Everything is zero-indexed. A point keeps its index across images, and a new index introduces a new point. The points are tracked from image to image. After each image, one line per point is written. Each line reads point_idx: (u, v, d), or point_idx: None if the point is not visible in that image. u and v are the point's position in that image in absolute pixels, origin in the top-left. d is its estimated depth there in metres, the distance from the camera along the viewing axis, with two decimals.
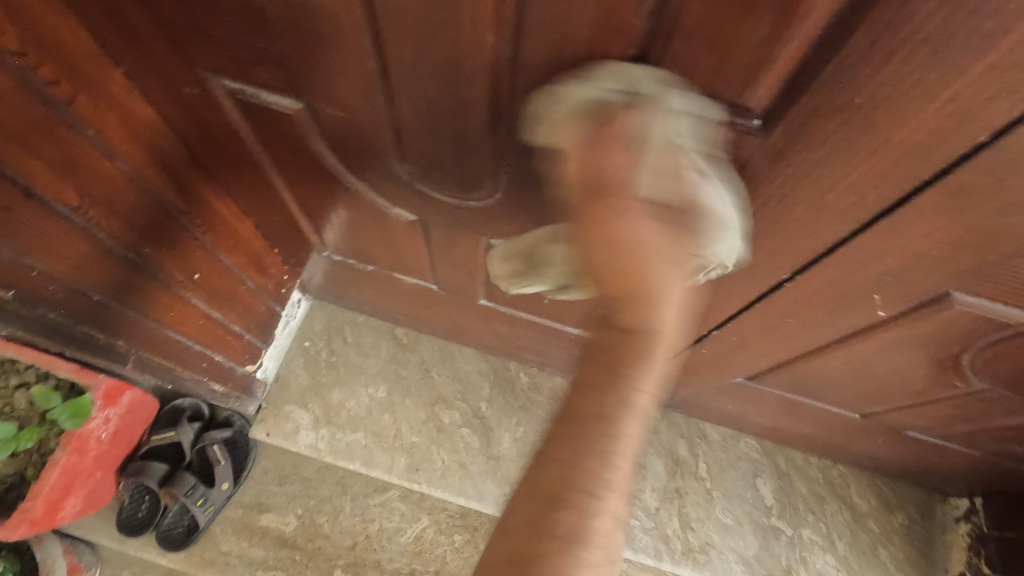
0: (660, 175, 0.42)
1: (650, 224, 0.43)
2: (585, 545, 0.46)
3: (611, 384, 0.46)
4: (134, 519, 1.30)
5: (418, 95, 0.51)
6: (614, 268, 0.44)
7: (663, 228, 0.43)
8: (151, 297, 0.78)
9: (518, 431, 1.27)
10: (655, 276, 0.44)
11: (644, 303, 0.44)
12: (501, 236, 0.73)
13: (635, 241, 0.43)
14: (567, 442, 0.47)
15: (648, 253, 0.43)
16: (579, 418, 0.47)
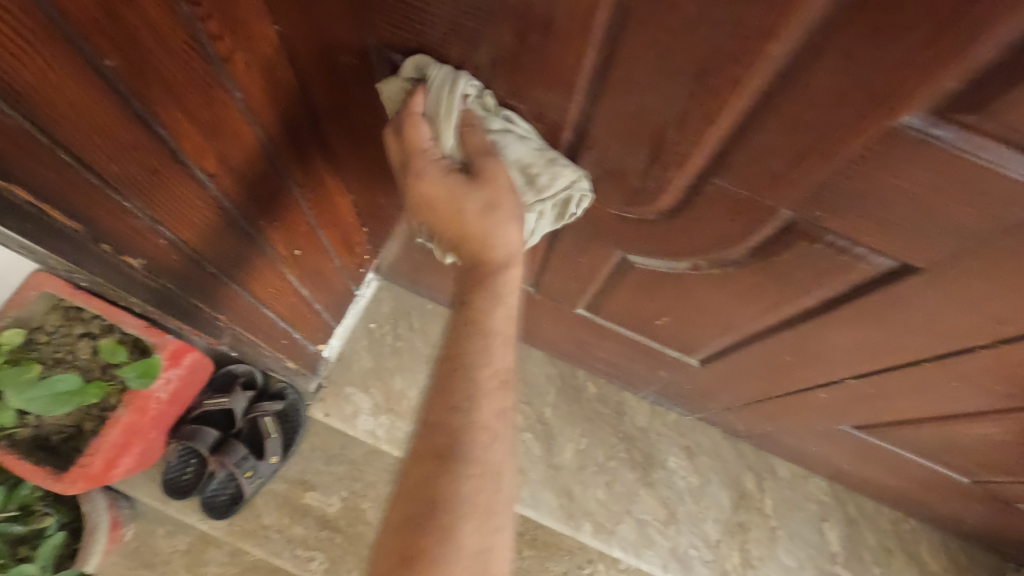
0: (462, 135, 0.51)
1: (438, 176, 0.52)
2: (464, 491, 0.57)
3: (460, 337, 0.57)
4: (180, 481, 1.28)
5: (633, 103, 0.44)
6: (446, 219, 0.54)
7: (461, 183, 0.52)
8: (256, 271, 0.74)
9: (581, 443, 1.22)
10: (473, 224, 0.53)
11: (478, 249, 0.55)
12: (644, 255, 0.66)
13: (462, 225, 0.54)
14: (455, 384, 0.58)
15: (451, 198, 0.52)
16: (458, 360, 0.58)
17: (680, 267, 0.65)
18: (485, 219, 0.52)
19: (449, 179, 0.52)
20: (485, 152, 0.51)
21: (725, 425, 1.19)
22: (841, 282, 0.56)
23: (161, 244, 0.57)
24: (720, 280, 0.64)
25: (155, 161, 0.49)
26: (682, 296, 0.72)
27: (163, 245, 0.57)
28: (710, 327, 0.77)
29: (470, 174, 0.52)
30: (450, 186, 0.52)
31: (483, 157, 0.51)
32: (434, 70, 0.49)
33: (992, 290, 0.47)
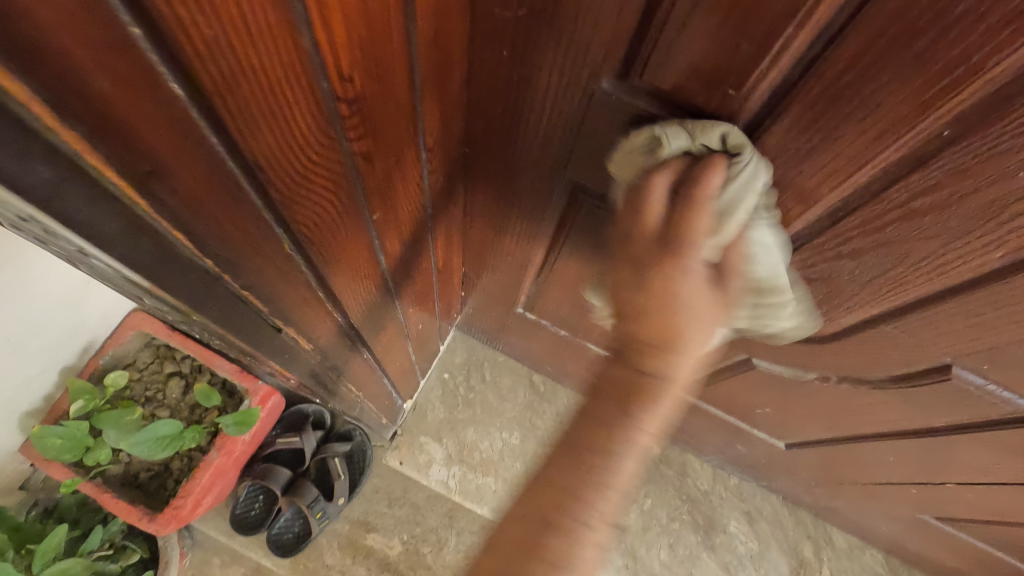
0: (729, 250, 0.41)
1: (696, 282, 0.41)
2: None
3: (614, 420, 0.43)
4: (247, 518, 1.30)
5: (826, 263, 0.48)
6: (657, 316, 0.41)
7: (711, 302, 0.41)
8: (388, 339, 0.77)
9: (646, 503, 1.25)
10: (676, 319, 0.41)
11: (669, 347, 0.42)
12: (773, 359, 0.70)
13: (667, 289, 0.40)
14: (574, 461, 0.44)
15: (688, 297, 0.41)
16: (584, 443, 0.44)
17: (807, 374, 0.69)
18: (689, 314, 0.41)
19: (699, 288, 0.41)
20: (734, 249, 0.41)
21: (788, 494, 1.22)
22: (979, 415, 0.59)
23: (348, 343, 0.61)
24: (846, 391, 0.68)
25: (367, 270, 0.51)
26: (796, 394, 0.76)
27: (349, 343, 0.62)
28: (816, 420, 0.80)
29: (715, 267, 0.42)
30: (699, 294, 0.41)
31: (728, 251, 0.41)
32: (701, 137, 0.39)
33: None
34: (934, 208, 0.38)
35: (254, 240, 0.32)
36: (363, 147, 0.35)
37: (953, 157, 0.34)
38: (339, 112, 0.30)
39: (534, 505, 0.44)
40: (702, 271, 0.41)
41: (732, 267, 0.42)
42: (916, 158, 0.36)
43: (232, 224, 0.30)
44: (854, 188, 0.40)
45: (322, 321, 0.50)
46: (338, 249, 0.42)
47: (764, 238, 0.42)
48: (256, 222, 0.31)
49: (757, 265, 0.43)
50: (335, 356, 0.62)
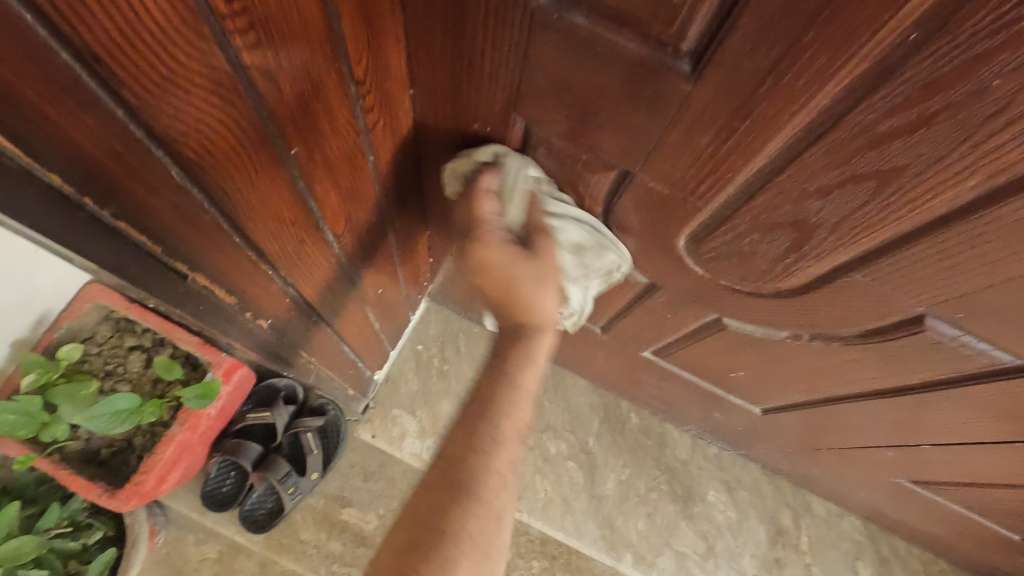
0: (526, 218, 0.56)
1: (500, 247, 0.55)
2: (473, 496, 0.54)
3: (508, 363, 0.58)
4: (218, 494, 1.28)
5: (791, 206, 0.45)
6: (495, 291, 0.58)
7: (521, 258, 0.55)
8: (341, 307, 0.75)
9: (624, 473, 1.23)
10: (526, 296, 0.57)
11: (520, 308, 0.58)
12: (744, 318, 0.67)
13: (503, 270, 0.56)
14: (470, 413, 0.57)
15: (509, 272, 0.56)
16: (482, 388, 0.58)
17: (779, 333, 0.67)
18: (536, 290, 0.57)
19: (510, 260, 0.55)
20: (541, 229, 0.56)
21: (766, 462, 1.21)
22: (953, 371, 0.57)
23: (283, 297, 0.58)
24: (819, 350, 0.66)
25: (297, 220, 0.48)
26: (769, 355, 0.73)
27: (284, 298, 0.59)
28: (791, 382, 0.78)
29: (527, 247, 0.56)
30: (512, 261, 0.55)
31: (545, 235, 0.56)
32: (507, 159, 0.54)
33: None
34: (903, 134, 0.35)
35: (117, 141, 0.31)
36: (257, 61, 0.33)
37: (922, 68, 0.31)
38: (213, 8, 0.28)
39: (449, 465, 0.55)
40: (500, 237, 0.55)
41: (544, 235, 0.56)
42: (881, 73, 0.32)
43: (96, 144, 0.30)
44: (817, 113, 0.36)
45: (248, 272, 0.50)
46: (250, 189, 0.41)
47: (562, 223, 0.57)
48: (110, 120, 0.29)
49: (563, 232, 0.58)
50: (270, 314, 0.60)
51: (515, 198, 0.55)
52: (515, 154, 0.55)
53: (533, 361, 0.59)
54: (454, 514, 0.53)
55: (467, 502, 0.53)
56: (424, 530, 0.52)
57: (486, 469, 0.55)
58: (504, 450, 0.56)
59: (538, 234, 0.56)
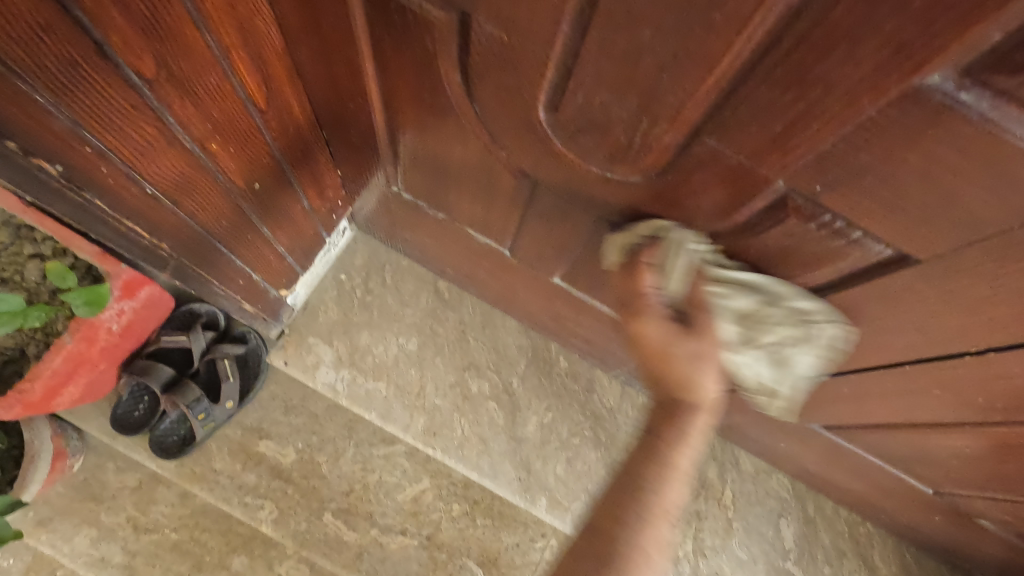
0: (688, 289, 0.60)
1: (662, 327, 0.62)
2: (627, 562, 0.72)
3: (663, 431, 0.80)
4: (130, 418, 1.24)
5: (624, 38, 0.39)
6: (675, 374, 0.62)
7: (674, 332, 0.62)
8: (209, 199, 0.68)
9: (546, 417, 1.19)
10: (681, 371, 0.62)
11: (692, 388, 0.61)
12: (628, 218, 0.62)
13: (669, 361, 0.63)
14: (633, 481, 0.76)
15: (667, 347, 0.62)
16: (645, 460, 0.78)
17: (663, 233, 0.61)
18: (692, 366, 0.62)
19: (689, 349, 0.60)
20: (700, 304, 0.59)
21: (694, 413, 1.17)
22: (830, 269, 0.52)
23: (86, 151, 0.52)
24: (702, 252, 0.61)
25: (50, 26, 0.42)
26: None
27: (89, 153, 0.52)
28: None
29: (684, 324, 0.61)
30: (669, 337, 0.61)
31: (700, 314, 0.60)
32: (672, 234, 0.58)
33: (934, 293, 0.47)
34: None
35: None
36: None
37: None
38: None
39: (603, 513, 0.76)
40: (660, 309, 0.62)
41: (704, 316, 0.61)
42: None
43: None
44: None
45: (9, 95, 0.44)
46: None
47: (731, 296, 0.59)
48: None
49: (726, 313, 0.60)
50: (88, 183, 0.56)
51: (676, 264, 0.59)
52: (673, 227, 0.58)
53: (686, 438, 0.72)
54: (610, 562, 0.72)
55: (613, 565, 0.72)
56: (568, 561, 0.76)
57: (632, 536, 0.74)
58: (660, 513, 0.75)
59: (698, 313, 0.60)
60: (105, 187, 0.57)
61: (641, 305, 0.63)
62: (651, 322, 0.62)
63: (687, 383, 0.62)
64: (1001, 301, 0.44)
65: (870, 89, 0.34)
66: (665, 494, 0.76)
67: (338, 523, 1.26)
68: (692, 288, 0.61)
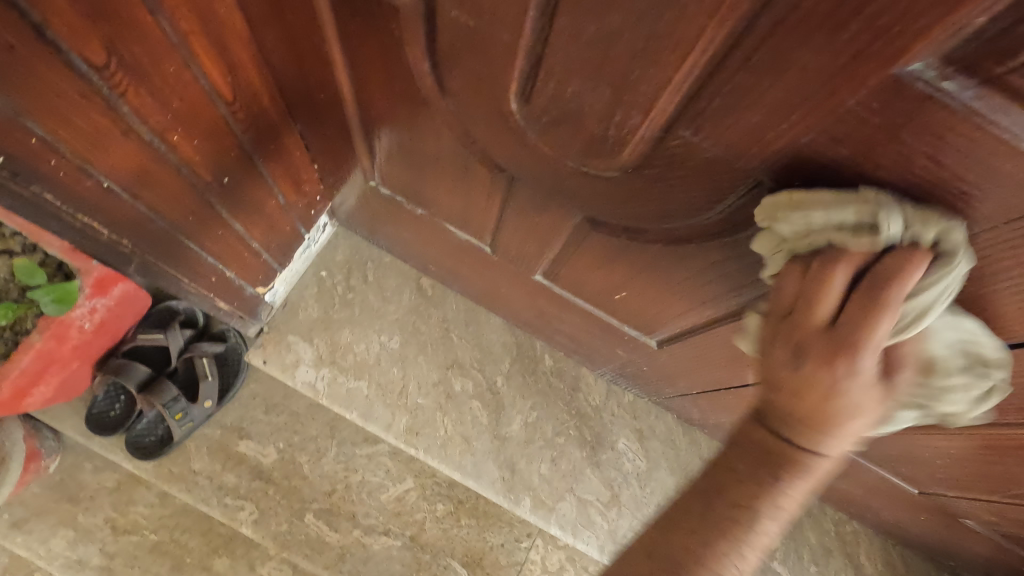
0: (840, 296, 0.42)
1: (859, 383, 0.44)
2: None
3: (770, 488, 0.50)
4: (105, 417, 1.21)
5: (594, 24, 0.38)
6: (810, 414, 0.46)
7: (868, 395, 0.45)
8: (175, 195, 0.67)
9: (531, 416, 1.18)
10: (825, 415, 0.46)
11: (823, 432, 0.47)
12: (607, 214, 0.61)
13: (817, 403, 0.45)
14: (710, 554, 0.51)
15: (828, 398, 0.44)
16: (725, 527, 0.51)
17: (644, 230, 0.60)
18: (840, 421, 0.46)
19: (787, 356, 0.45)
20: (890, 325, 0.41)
21: (680, 411, 1.15)
22: None
23: (30, 142, 0.51)
24: (684, 250, 0.59)
25: None
26: (642, 262, 0.67)
27: (33, 144, 0.52)
28: (668, 302, 0.71)
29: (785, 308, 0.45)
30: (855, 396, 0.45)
31: (866, 323, 0.41)
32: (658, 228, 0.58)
33: None
34: None
35: None
36: None
37: None
38: None
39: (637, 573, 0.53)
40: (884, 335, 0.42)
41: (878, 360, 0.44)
42: None
43: None
44: None
45: None
46: None
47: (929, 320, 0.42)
48: None
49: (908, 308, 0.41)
50: (36, 175, 0.55)
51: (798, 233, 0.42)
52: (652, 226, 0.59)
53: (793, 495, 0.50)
54: None
55: None
56: None
57: None
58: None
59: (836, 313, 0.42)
60: (53, 178, 0.56)
61: (815, 345, 0.43)
62: (841, 366, 0.43)
63: (817, 425, 0.47)
64: (992, 294, 0.43)
65: (846, 79, 0.32)
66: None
67: (320, 524, 1.24)
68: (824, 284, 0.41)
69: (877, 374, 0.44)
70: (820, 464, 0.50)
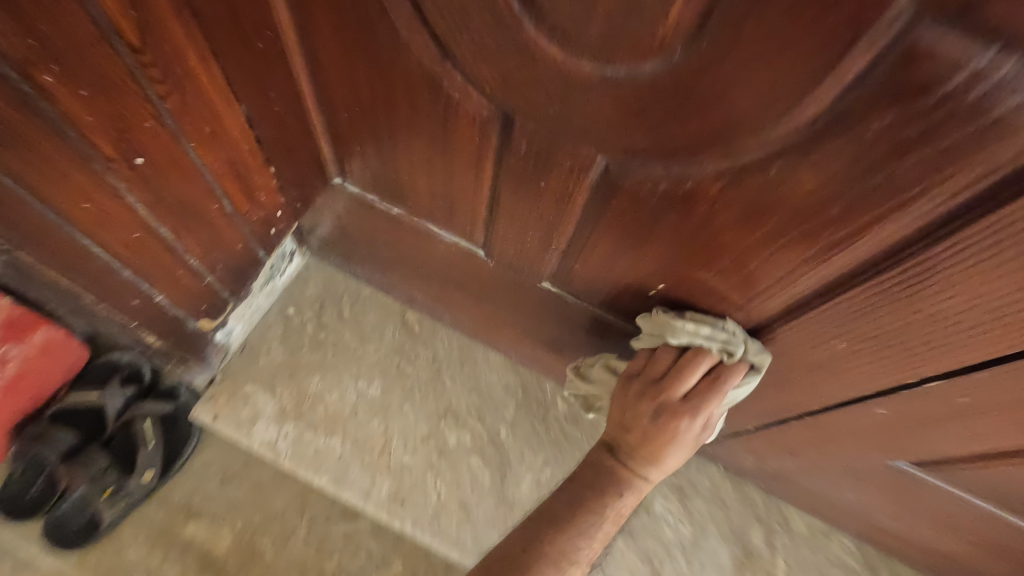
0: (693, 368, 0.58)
1: (690, 429, 0.60)
2: None
3: (613, 488, 0.63)
4: (20, 499, 0.99)
5: None
6: (651, 444, 0.61)
7: (696, 433, 0.60)
8: (55, 166, 0.49)
9: (544, 474, 0.95)
10: (659, 437, 0.60)
11: (653, 463, 0.62)
12: (643, 162, 0.43)
13: (669, 430, 0.60)
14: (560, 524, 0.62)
15: (667, 422, 0.60)
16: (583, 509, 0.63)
17: (695, 171, 0.41)
18: (672, 448, 0.61)
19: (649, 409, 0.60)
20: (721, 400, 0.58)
21: (726, 459, 0.94)
22: (975, 180, 0.32)
23: None
24: (757, 196, 0.40)
25: None
26: (689, 236, 0.47)
27: None
28: (722, 291, 0.52)
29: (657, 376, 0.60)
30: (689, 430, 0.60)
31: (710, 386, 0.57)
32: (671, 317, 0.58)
33: None
34: None
35: None
36: None
37: None
38: None
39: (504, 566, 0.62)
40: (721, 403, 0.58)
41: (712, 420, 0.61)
42: None
43: None
44: None
45: None
46: None
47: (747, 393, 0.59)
48: None
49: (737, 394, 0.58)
50: None
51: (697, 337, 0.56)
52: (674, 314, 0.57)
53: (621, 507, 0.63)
54: None
55: None
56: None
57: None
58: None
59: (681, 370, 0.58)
60: None
61: (671, 402, 0.59)
62: (686, 420, 0.59)
63: (649, 456, 0.62)
64: None
65: None
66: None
67: None
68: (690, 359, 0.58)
69: (701, 431, 0.61)
70: (645, 485, 0.63)
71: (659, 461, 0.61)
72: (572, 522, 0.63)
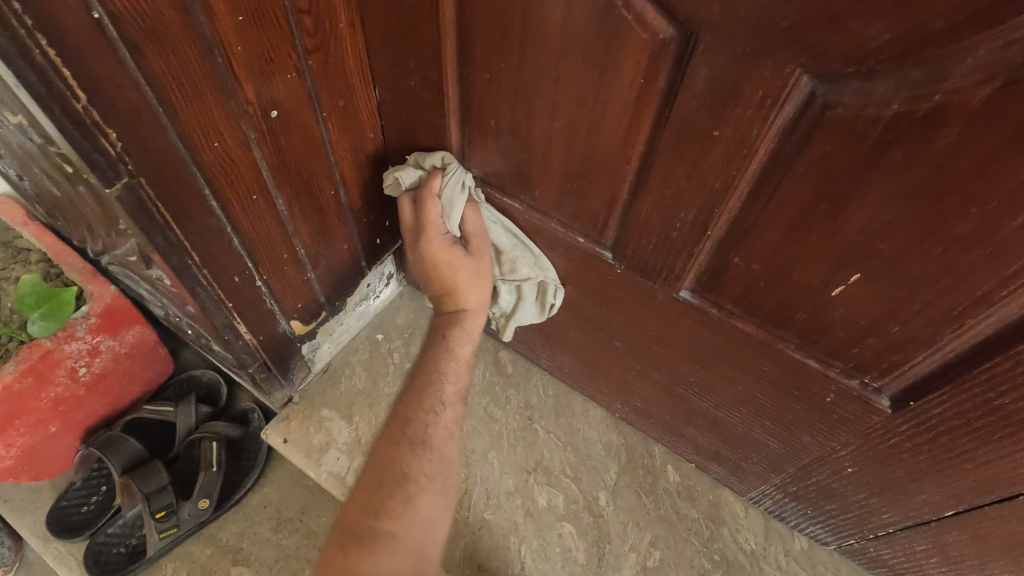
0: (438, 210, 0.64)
1: (444, 248, 0.65)
2: (420, 452, 0.63)
3: (440, 346, 0.69)
4: (73, 516, 0.92)
5: None
6: (440, 278, 0.67)
7: (460, 253, 0.66)
8: (199, 89, 0.47)
9: (651, 558, 0.78)
10: (453, 276, 0.66)
11: (451, 293, 0.68)
12: (864, 75, 0.35)
13: (447, 264, 0.66)
14: (427, 373, 0.68)
15: (451, 264, 0.66)
16: (425, 360, 0.70)
17: (951, 74, 0.32)
18: (470, 277, 0.67)
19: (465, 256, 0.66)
20: (480, 236, 0.66)
21: (892, 569, 0.72)
22: None
23: None
24: None
25: None
26: (919, 182, 0.37)
27: None
28: (944, 271, 0.40)
29: (465, 247, 0.66)
30: (454, 257, 0.66)
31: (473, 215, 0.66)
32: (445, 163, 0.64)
33: None
34: None
35: None
36: None
37: None
38: None
39: (399, 434, 0.63)
40: (444, 238, 0.65)
41: (473, 228, 0.66)
42: None
43: None
44: None
45: None
46: None
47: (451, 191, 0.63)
48: None
49: (451, 215, 0.63)
50: None
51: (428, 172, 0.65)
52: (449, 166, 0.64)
53: (459, 349, 0.69)
54: (402, 482, 0.60)
55: (401, 488, 0.60)
56: (383, 487, 0.60)
57: (430, 445, 0.64)
58: (436, 448, 0.64)
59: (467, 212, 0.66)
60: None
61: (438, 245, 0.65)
62: (433, 238, 0.65)
63: (444, 288, 0.68)
64: None
65: None
66: (437, 424, 0.65)
67: None
68: (426, 194, 0.63)
69: (453, 243, 0.65)
70: (466, 316, 0.69)
71: (456, 290, 0.67)
72: (427, 393, 0.66)
